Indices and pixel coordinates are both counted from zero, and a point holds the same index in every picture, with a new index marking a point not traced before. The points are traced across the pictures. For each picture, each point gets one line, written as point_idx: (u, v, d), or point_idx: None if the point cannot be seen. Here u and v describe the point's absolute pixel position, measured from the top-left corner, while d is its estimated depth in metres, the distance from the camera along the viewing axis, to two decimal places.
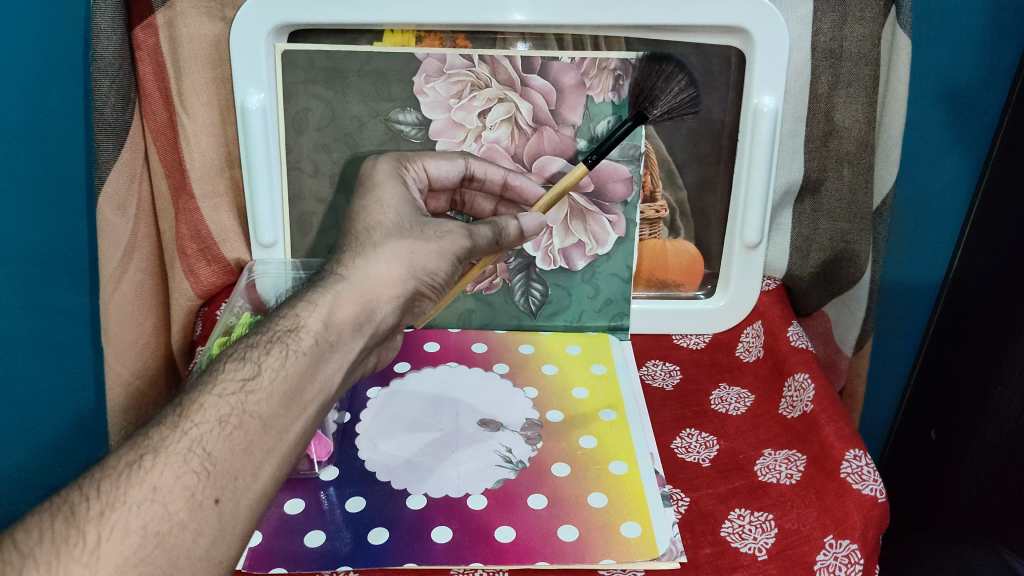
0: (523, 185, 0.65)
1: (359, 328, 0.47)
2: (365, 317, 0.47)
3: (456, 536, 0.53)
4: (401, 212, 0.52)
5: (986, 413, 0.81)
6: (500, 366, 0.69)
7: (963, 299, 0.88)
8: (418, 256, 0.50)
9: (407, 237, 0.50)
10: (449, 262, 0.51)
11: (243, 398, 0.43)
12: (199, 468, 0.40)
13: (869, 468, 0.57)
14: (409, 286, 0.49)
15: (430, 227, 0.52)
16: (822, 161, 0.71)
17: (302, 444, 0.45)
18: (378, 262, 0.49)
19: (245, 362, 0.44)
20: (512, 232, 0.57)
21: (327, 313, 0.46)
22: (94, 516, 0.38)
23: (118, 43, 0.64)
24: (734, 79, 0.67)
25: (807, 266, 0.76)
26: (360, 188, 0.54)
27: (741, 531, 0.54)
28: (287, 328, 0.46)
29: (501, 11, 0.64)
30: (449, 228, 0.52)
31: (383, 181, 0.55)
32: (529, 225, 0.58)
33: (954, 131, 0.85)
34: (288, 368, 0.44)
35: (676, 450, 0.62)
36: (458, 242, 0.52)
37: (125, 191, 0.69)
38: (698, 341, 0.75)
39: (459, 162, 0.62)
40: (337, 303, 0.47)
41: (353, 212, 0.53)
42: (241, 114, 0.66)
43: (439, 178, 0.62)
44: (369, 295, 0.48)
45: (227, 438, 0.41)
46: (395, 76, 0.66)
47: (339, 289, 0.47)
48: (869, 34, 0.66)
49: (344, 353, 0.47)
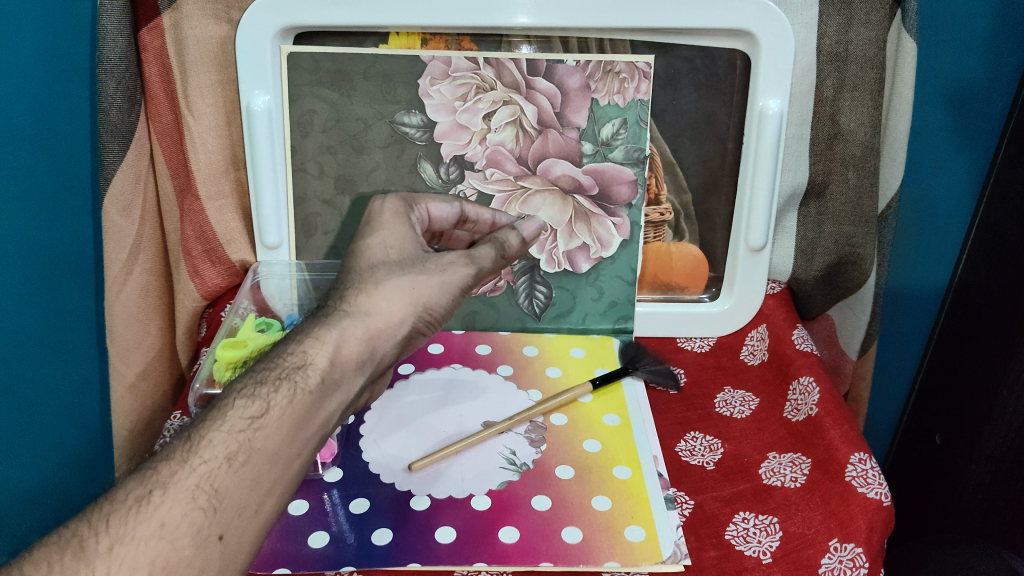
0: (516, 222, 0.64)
1: (363, 364, 0.47)
2: (369, 355, 0.47)
3: (460, 537, 0.53)
4: (404, 251, 0.52)
5: (992, 418, 0.80)
6: (505, 368, 0.69)
7: (967, 304, 0.88)
8: (421, 292, 0.50)
9: (409, 273, 0.50)
10: (450, 295, 0.51)
11: (251, 435, 0.42)
12: (206, 504, 0.40)
13: (874, 472, 0.57)
14: (410, 324, 0.49)
15: (431, 261, 0.52)
16: (828, 164, 0.71)
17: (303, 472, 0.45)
18: (379, 300, 0.48)
19: (252, 399, 0.44)
20: (517, 241, 0.58)
21: (334, 350, 0.46)
22: (101, 551, 0.38)
23: (124, 45, 0.64)
24: (739, 82, 0.67)
25: (812, 269, 0.76)
26: (365, 226, 0.53)
27: (746, 534, 0.54)
28: (294, 365, 0.45)
29: (506, 14, 0.64)
30: (450, 259, 0.52)
31: (389, 220, 0.54)
32: (528, 231, 0.59)
33: (959, 135, 0.85)
34: (296, 405, 0.44)
35: (680, 452, 0.62)
36: (460, 272, 0.52)
37: (131, 192, 0.69)
38: (703, 344, 0.75)
39: (455, 205, 0.61)
40: (344, 340, 0.46)
41: (354, 251, 0.52)
42: (247, 116, 0.66)
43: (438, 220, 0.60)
44: (374, 334, 0.47)
45: (235, 475, 0.41)
46: (401, 79, 0.66)
47: (346, 327, 0.47)
48: (875, 38, 0.66)
49: (346, 390, 0.47)
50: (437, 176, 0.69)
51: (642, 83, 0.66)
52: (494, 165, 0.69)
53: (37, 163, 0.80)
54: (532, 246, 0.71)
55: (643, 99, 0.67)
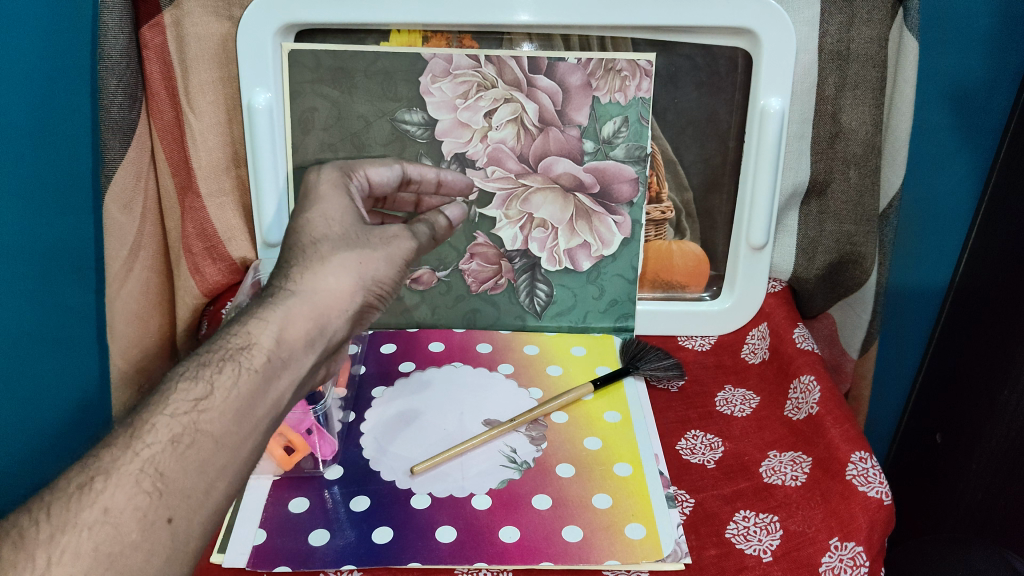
0: (460, 185, 0.65)
1: (311, 343, 0.47)
2: (317, 333, 0.48)
3: (460, 536, 0.53)
4: (347, 224, 0.51)
5: (993, 417, 0.80)
6: (505, 366, 0.69)
7: (969, 303, 0.87)
8: (368, 267, 0.50)
9: (354, 248, 0.50)
10: (397, 267, 0.52)
11: (195, 417, 0.43)
12: (151, 489, 0.40)
13: (875, 470, 0.57)
14: (358, 298, 0.49)
15: (376, 234, 0.52)
16: (829, 162, 0.71)
17: (256, 456, 0.46)
18: (326, 276, 0.48)
19: (197, 381, 0.44)
20: (442, 224, 0.58)
21: (279, 330, 0.46)
22: (43, 540, 0.39)
23: (125, 43, 0.64)
24: (741, 80, 0.67)
25: (813, 268, 0.76)
26: (303, 200, 0.52)
27: (746, 533, 0.54)
28: (239, 345, 0.46)
29: (507, 12, 0.64)
30: (393, 233, 0.52)
31: (327, 194, 0.53)
32: (455, 216, 0.60)
33: (960, 134, 0.85)
34: (240, 386, 0.44)
35: (681, 451, 0.62)
36: (403, 245, 0.53)
37: (131, 189, 0.69)
38: (703, 342, 0.75)
39: (396, 168, 0.60)
40: (288, 318, 0.47)
41: (294, 225, 0.51)
42: (247, 113, 0.66)
43: (377, 186, 0.60)
44: (321, 311, 0.48)
45: (180, 458, 0.42)
46: (402, 77, 0.66)
47: (291, 304, 0.47)
48: (876, 36, 0.66)
49: (295, 369, 0.47)
50: None
51: (644, 81, 0.67)
52: (495, 163, 0.69)
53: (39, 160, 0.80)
54: (532, 244, 0.71)
55: (645, 97, 0.67)
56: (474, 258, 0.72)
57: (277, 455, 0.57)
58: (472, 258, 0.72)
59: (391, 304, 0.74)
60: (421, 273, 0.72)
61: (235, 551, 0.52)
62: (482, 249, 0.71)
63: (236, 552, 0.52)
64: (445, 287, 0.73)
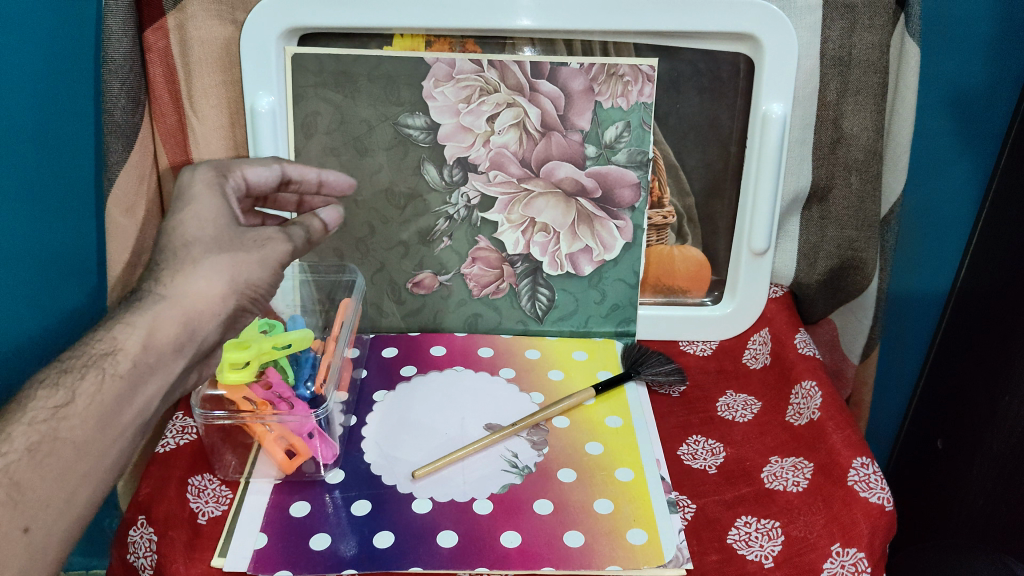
0: (340, 185, 0.66)
1: (179, 348, 0.51)
2: (185, 338, 0.51)
3: (461, 541, 0.53)
4: (219, 225, 0.53)
5: (994, 423, 0.80)
6: (507, 370, 0.70)
7: (969, 309, 0.88)
8: (241, 269, 0.52)
9: (227, 250, 0.52)
10: (270, 270, 0.54)
11: (54, 426, 0.46)
12: (6, 498, 0.43)
13: (877, 476, 0.57)
14: (229, 301, 0.52)
15: (250, 236, 0.53)
16: (831, 168, 0.71)
17: (119, 461, 0.49)
18: (197, 278, 0.51)
19: (57, 388, 0.47)
20: (318, 227, 0.59)
21: (146, 335, 0.50)
22: None
23: (129, 45, 0.64)
24: (743, 86, 0.67)
25: (814, 273, 0.76)
26: (176, 200, 0.53)
27: (748, 538, 0.54)
28: (102, 352, 0.48)
29: (509, 17, 0.64)
30: (268, 235, 0.54)
31: (202, 194, 0.54)
32: (331, 219, 0.60)
33: (962, 139, 0.85)
34: (103, 393, 0.48)
35: (682, 456, 0.62)
36: (278, 248, 0.54)
37: (134, 193, 0.69)
38: (705, 347, 0.75)
39: (276, 168, 0.60)
40: (154, 324, 0.50)
41: (165, 226, 0.52)
42: (250, 116, 0.67)
43: (255, 186, 0.60)
44: (191, 316, 0.51)
45: (36, 466, 0.45)
46: (404, 81, 0.66)
47: (159, 309, 0.50)
48: (878, 42, 0.66)
49: (161, 373, 0.51)
50: (440, 177, 0.69)
51: (646, 86, 0.67)
52: (497, 168, 0.69)
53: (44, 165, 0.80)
54: (534, 249, 0.71)
55: (647, 102, 0.67)
56: (476, 263, 0.72)
57: (279, 459, 0.57)
58: (474, 262, 0.72)
59: (393, 308, 0.74)
60: (423, 276, 0.72)
61: (237, 555, 0.52)
62: (484, 253, 0.71)
63: (237, 556, 0.52)
64: (446, 291, 0.73)
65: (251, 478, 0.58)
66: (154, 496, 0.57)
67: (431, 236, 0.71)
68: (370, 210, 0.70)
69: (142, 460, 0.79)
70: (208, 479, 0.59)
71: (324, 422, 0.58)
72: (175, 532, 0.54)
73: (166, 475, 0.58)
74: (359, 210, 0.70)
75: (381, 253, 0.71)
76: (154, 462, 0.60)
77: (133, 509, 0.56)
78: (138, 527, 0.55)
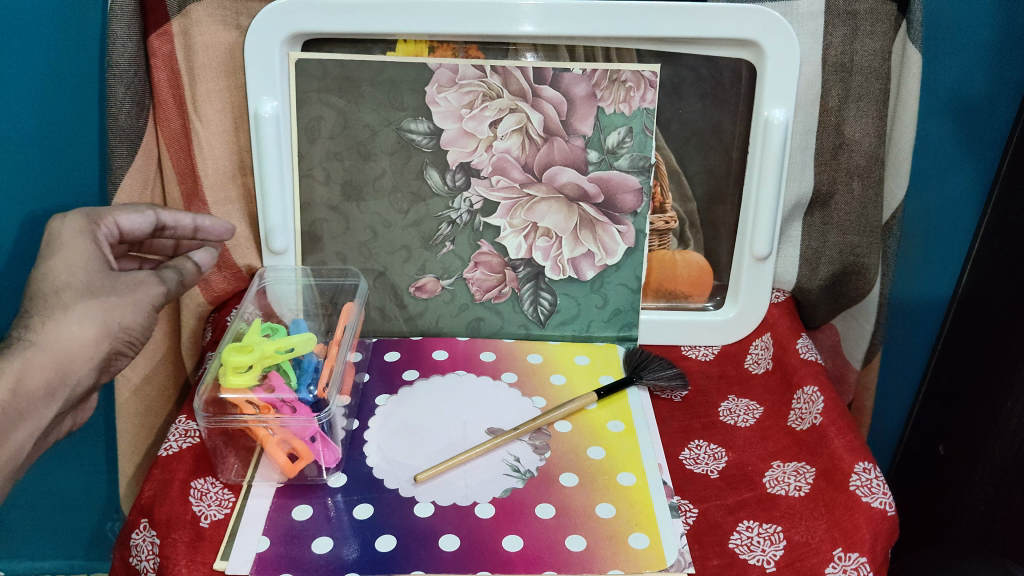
0: (218, 230, 0.62)
1: (52, 393, 0.50)
2: (58, 383, 0.50)
3: (463, 544, 0.53)
4: (91, 270, 0.53)
5: (996, 429, 0.80)
6: (509, 375, 0.70)
7: (970, 314, 0.88)
8: (114, 312, 0.52)
9: (99, 295, 0.52)
10: (145, 312, 0.54)
11: None
12: None
13: (879, 481, 0.57)
14: (104, 344, 0.52)
15: (123, 279, 0.54)
16: (833, 174, 0.71)
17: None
18: (68, 324, 0.50)
19: None
20: (190, 270, 0.59)
21: (15, 382, 0.49)
22: None
23: (134, 49, 0.65)
24: (745, 92, 0.68)
25: (816, 279, 0.76)
26: (42, 248, 0.53)
27: (750, 543, 0.54)
28: None
29: (512, 23, 0.64)
30: (141, 278, 0.55)
31: (73, 240, 0.54)
32: (203, 261, 0.60)
33: (964, 144, 0.86)
34: None
35: (684, 461, 0.62)
36: (152, 290, 0.55)
37: (138, 196, 0.70)
38: (707, 352, 0.75)
39: (148, 214, 0.59)
40: (26, 371, 0.49)
41: (32, 274, 0.52)
42: (254, 122, 0.67)
43: (127, 233, 0.59)
44: (64, 361, 0.50)
45: None
46: (408, 86, 0.67)
47: (30, 355, 0.49)
48: (880, 48, 0.67)
49: (34, 420, 0.50)
50: (443, 182, 0.69)
51: (649, 91, 0.67)
52: (500, 173, 0.69)
53: (47, 156, 0.82)
54: (537, 253, 0.71)
55: (649, 108, 0.67)
56: (478, 267, 0.72)
57: (281, 462, 0.57)
58: (476, 267, 0.72)
59: (395, 312, 0.74)
60: (426, 281, 0.72)
61: (239, 558, 0.52)
62: (487, 257, 0.72)
63: (239, 559, 0.52)
64: (448, 295, 0.73)
65: (253, 481, 0.58)
66: (157, 497, 0.57)
67: (433, 241, 0.71)
68: (372, 215, 0.70)
69: (143, 464, 0.79)
70: (210, 482, 0.58)
71: (326, 425, 0.58)
72: (177, 535, 0.54)
73: (169, 477, 0.58)
74: (362, 215, 0.70)
75: (383, 258, 0.72)
76: (157, 463, 0.60)
77: (137, 511, 0.57)
78: (140, 530, 0.56)
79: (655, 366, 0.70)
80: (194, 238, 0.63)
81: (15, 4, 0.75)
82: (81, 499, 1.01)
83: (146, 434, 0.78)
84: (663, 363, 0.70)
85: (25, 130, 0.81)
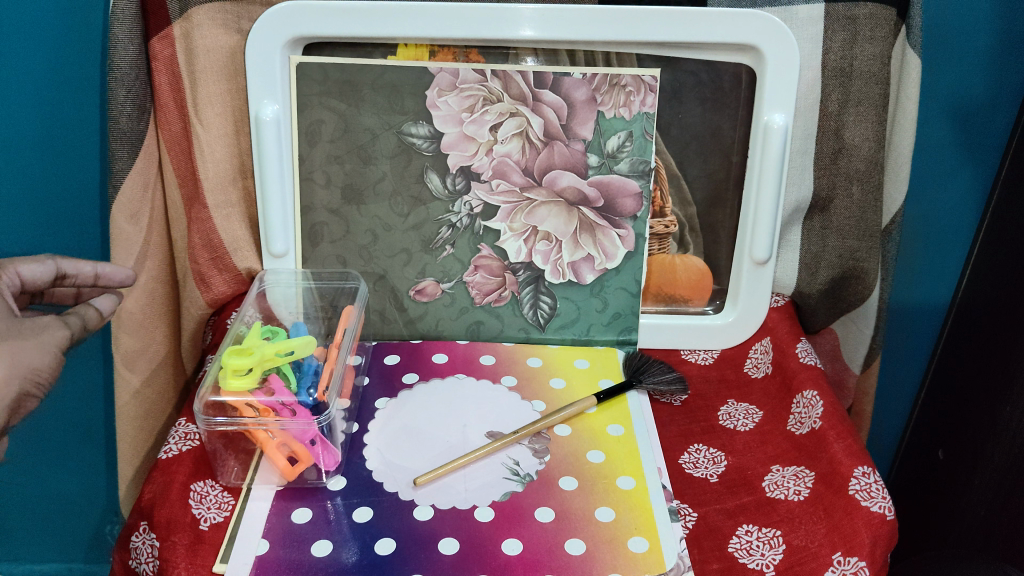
0: (119, 276, 0.64)
1: None
2: None
3: (463, 548, 0.53)
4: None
5: (995, 433, 0.80)
6: (509, 378, 0.70)
7: (969, 319, 0.88)
8: (21, 354, 0.51)
9: (7, 339, 0.51)
10: (51, 355, 0.53)
11: None
12: None
13: (878, 485, 0.57)
14: (13, 385, 0.50)
15: (27, 325, 0.54)
16: (832, 178, 0.71)
17: None
18: None
19: None
20: (94, 316, 0.60)
21: None
22: None
23: (135, 52, 0.65)
24: (745, 96, 0.68)
25: (816, 283, 0.76)
26: None
27: (749, 547, 0.54)
28: None
29: (513, 27, 0.64)
30: (46, 322, 0.55)
31: None
32: (104, 306, 0.61)
33: (963, 149, 0.86)
34: None
35: (684, 465, 0.62)
36: (56, 334, 0.54)
37: (138, 199, 0.70)
38: (707, 356, 0.75)
39: (49, 264, 0.61)
40: None
41: None
42: (255, 125, 0.67)
43: (29, 283, 0.60)
44: None
45: None
46: (409, 90, 0.67)
47: None
48: (879, 53, 0.67)
49: None
50: (443, 186, 0.69)
51: (649, 95, 0.67)
52: (500, 177, 0.69)
53: (49, 157, 0.82)
54: (537, 257, 0.71)
55: (649, 112, 0.68)
56: (478, 271, 0.72)
57: (281, 465, 0.57)
58: (476, 270, 0.72)
59: (395, 315, 0.74)
60: (426, 284, 0.73)
61: (238, 561, 0.52)
62: (486, 261, 0.72)
63: (239, 562, 0.52)
64: (448, 298, 0.73)
65: (252, 485, 0.58)
66: (157, 500, 0.57)
67: (434, 244, 0.71)
68: (372, 218, 0.70)
69: (142, 467, 0.79)
70: (210, 485, 0.58)
71: (325, 429, 0.58)
72: (177, 538, 0.54)
73: (168, 480, 0.58)
74: (362, 218, 0.70)
75: (383, 261, 0.72)
76: (156, 467, 0.60)
77: (137, 514, 0.57)
78: (140, 533, 0.56)
79: (655, 371, 0.70)
80: (97, 286, 0.64)
81: (17, 7, 0.76)
82: (79, 502, 1.01)
83: (145, 437, 0.78)
84: (664, 369, 0.70)
85: (24, 131, 0.81)
